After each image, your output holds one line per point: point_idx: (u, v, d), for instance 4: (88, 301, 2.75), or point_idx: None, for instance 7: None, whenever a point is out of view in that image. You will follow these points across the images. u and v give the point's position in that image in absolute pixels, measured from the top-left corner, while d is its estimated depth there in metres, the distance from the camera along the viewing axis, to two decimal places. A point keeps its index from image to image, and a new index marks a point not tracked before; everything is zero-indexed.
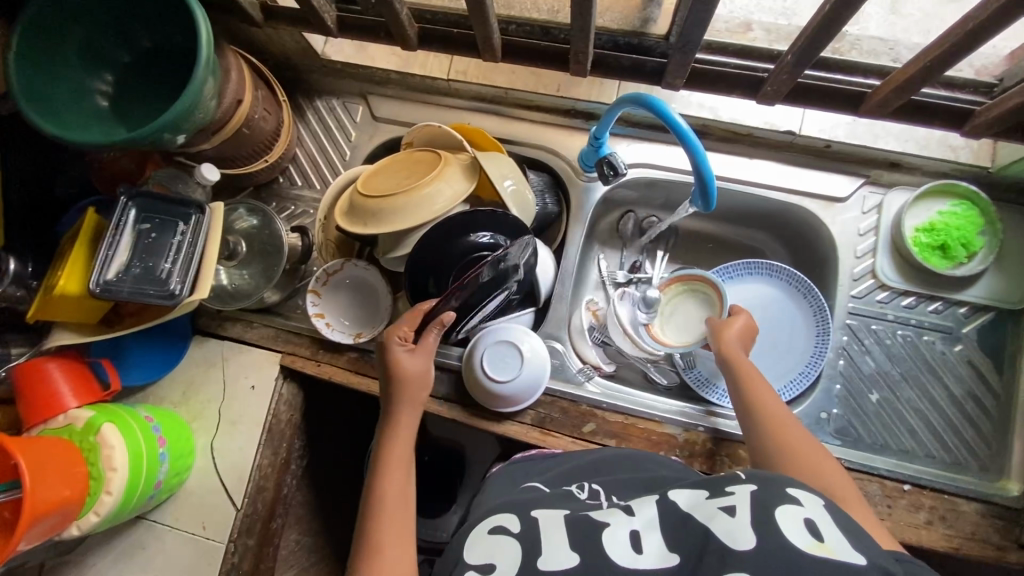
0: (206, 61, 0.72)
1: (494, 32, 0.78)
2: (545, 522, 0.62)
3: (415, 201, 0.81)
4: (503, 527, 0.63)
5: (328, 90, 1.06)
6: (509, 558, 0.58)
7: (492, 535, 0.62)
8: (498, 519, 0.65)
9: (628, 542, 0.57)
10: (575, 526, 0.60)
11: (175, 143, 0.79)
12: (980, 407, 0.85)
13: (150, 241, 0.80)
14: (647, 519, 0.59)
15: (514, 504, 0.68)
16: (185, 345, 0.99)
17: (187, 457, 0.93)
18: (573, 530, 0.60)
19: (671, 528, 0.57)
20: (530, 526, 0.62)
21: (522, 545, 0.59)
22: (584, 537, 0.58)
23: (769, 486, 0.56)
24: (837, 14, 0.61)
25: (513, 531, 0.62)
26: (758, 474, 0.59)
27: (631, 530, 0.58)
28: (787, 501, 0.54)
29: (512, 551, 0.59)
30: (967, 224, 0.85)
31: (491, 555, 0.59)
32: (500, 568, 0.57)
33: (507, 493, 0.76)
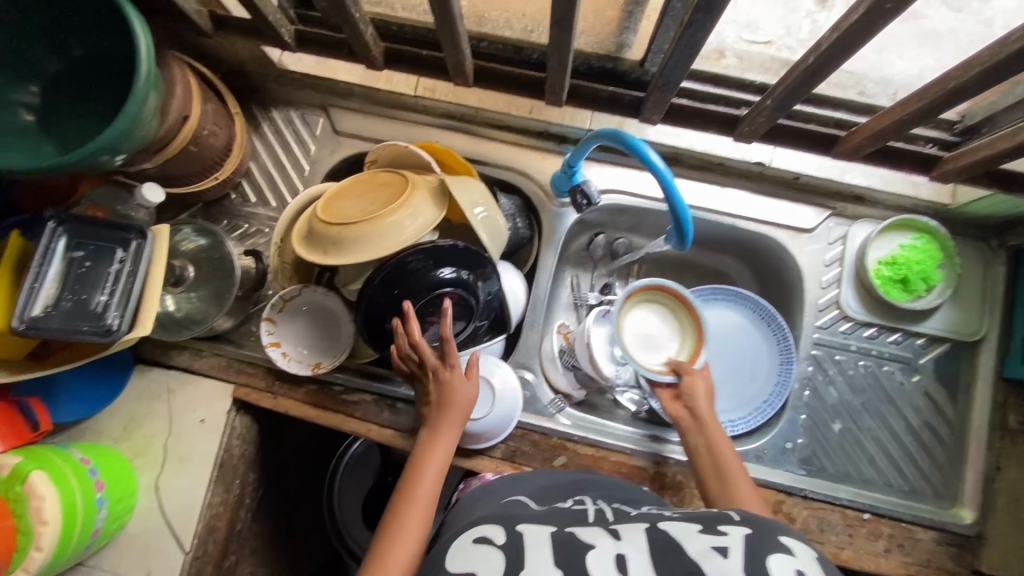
0: (146, 75, 0.65)
1: (466, 58, 0.74)
2: (531, 537, 0.57)
3: (378, 230, 0.77)
4: (488, 538, 0.58)
5: (285, 100, 0.99)
6: (491, 568, 0.54)
7: (475, 546, 0.58)
8: (484, 529, 0.60)
9: (612, 566, 0.53)
10: (562, 543, 0.56)
11: (113, 164, 0.72)
12: (935, 434, 0.88)
13: (83, 271, 0.73)
14: (636, 544, 0.55)
15: (501, 515, 0.63)
16: (126, 376, 0.91)
17: (129, 498, 0.86)
18: (559, 547, 0.56)
19: (659, 553, 0.53)
20: (515, 538, 0.58)
21: (505, 558, 0.55)
22: (568, 554, 0.54)
23: (763, 535, 0.54)
24: (817, 66, 0.61)
25: (499, 541, 0.57)
26: (751, 518, 0.58)
27: (616, 553, 0.54)
28: (778, 548, 0.52)
29: (496, 561, 0.55)
30: (927, 259, 0.88)
31: (474, 564, 0.55)
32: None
33: (487, 504, 0.71)
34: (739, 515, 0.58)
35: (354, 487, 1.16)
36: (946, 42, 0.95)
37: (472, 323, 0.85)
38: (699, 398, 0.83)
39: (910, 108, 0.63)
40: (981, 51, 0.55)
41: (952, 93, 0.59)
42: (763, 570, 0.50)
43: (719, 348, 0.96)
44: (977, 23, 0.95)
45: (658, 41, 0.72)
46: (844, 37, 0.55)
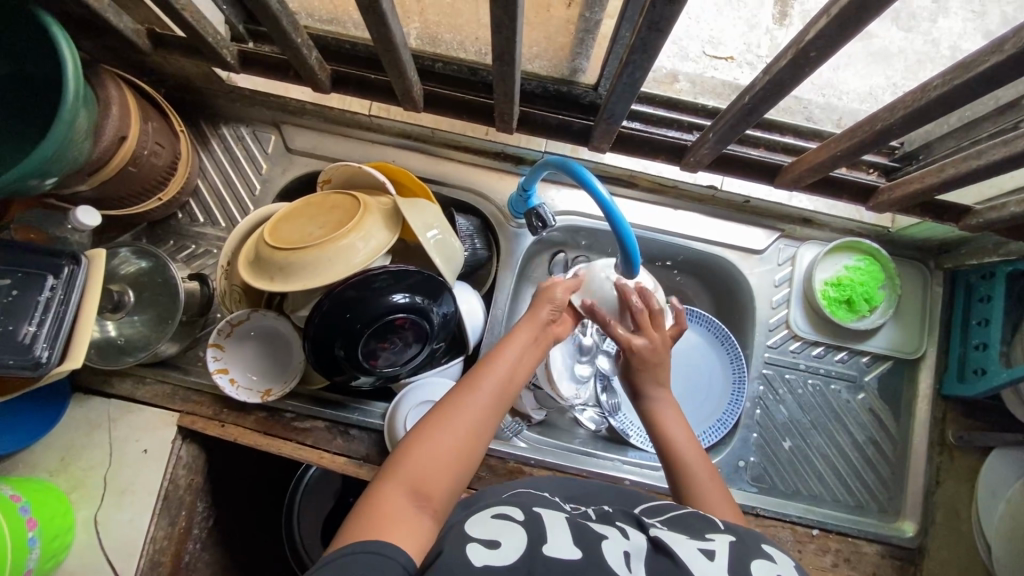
0: (74, 94, 0.62)
1: (414, 84, 0.73)
2: (549, 518, 0.58)
3: (326, 256, 0.75)
4: (508, 512, 0.59)
5: (236, 117, 0.97)
6: (514, 540, 0.54)
7: (494, 517, 0.57)
8: (504, 506, 0.60)
9: (618, 560, 0.53)
10: (576, 529, 0.57)
11: (43, 187, 0.69)
12: (880, 451, 0.91)
13: (10, 300, 0.69)
14: (637, 545, 0.56)
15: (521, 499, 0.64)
16: (63, 405, 0.87)
17: (65, 535, 0.81)
18: (576, 533, 0.57)
19: (656, 554, 0.54)
20: (536, 517, 0.58)
21: (526, 532, 0.55)
22: (585, 539, 0.55)
23: (749, 542, 0.57)
24: (752, 106, 0.62)
25: (520, 518, 0.58)
26: (737, 527, 0.60)
27: (621, 550, 0.55)
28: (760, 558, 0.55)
29: (518, 534, 0.55)
30: (870, 280, 0.91)
31: (497, 533, 0.55)
32: (502, 548, 0.53)
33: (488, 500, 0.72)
34: (725, 524, 0.61)
35: (315, 510, 1.14)
36: (897, 60, 1.00)
37: (427, 347, 0.84)
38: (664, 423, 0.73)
39: (843, 144, 0.65)
40: (904, 95, 0.57)
41: (880, 133, 0.60)
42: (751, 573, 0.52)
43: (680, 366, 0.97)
44: (924, 43, 0.99)
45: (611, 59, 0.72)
46: (774, 81, 0.56)
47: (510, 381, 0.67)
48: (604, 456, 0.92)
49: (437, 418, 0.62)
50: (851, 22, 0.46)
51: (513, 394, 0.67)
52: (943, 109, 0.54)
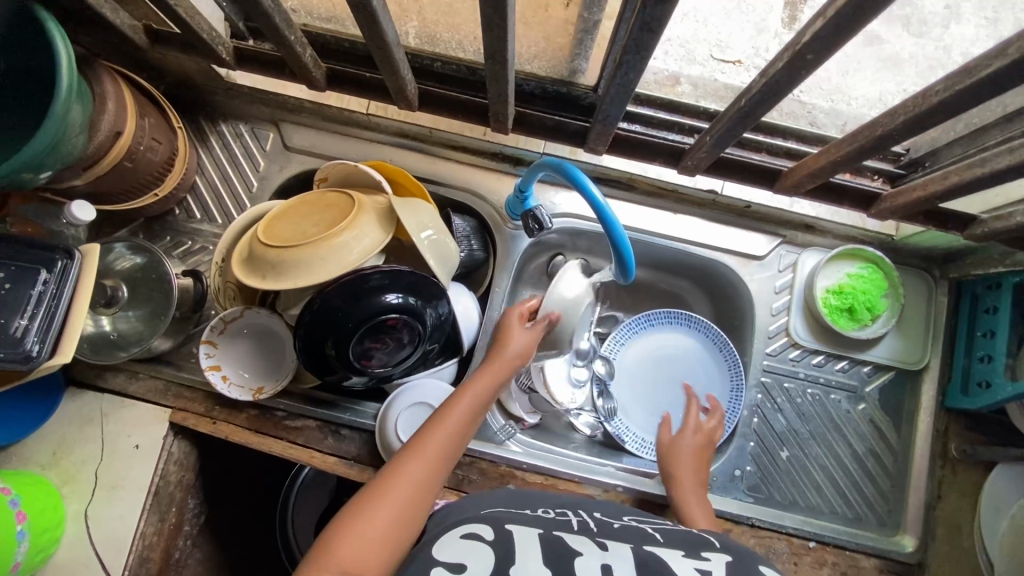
0: (67, 88, 0.62)
1: (409, 82, 0.72)
2: (521, 537, 0.60)
3: (318, 254, 0.75)
4: (477, 534, 0.61)
5: (234, 114, 0.97)
6: (481, 561, 0.56)
7: (463, 540, 0.60)
8: (474, 525, 0.62)
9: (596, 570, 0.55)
10: (549, 544, 0.59)
11: (36, 182, 0.69)
12: (879, 463, 0.89)
13: (3, 293, 0.69)
14: (617, 557, 0.58)
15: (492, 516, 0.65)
16: (55, 399, 0.87)
17: (55, 528, 0.82)
18: (547, 548, 0.58)
19: (644, 566, 0.57)
20: (505, 537, 0.60)
21: (494, 553, 0.57)
22: (555, 554, 0.57)
23: (746, 561, 0.60)
24: (750, 108, 0.60)
25: (489, 538, 0.60)
26: (734, 545, 0.63)
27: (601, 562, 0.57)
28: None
29: (486, 555, 0.57)
30: (874, 289, 0.89)
31: (463, 556, 0.57)
32: (469, 570, 0.55)
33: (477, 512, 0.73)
34: (721, 543, 0.64)
35: (308, 510, 1.13)
36: (908, 65, 0.98)
37: (420, 348, 0.84)
38: (681, 482, 0.82)
39: (842, 151, 0.64)
40: (904, 100, 0.56)
41: (881, 139, 0.58)
42: None
43: (679, 372, 0.99)
44: (936, 48, 0.98)
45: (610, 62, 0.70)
46: (770, 85, 0.55)
47: (456, 443, 0.69)
48: (601, 462, 0.91)
49: (382, 488, 0.62)
50: (848, 25, 0.45)
51: (458, 455, 0.70)
52: (942, 117, 0.53)
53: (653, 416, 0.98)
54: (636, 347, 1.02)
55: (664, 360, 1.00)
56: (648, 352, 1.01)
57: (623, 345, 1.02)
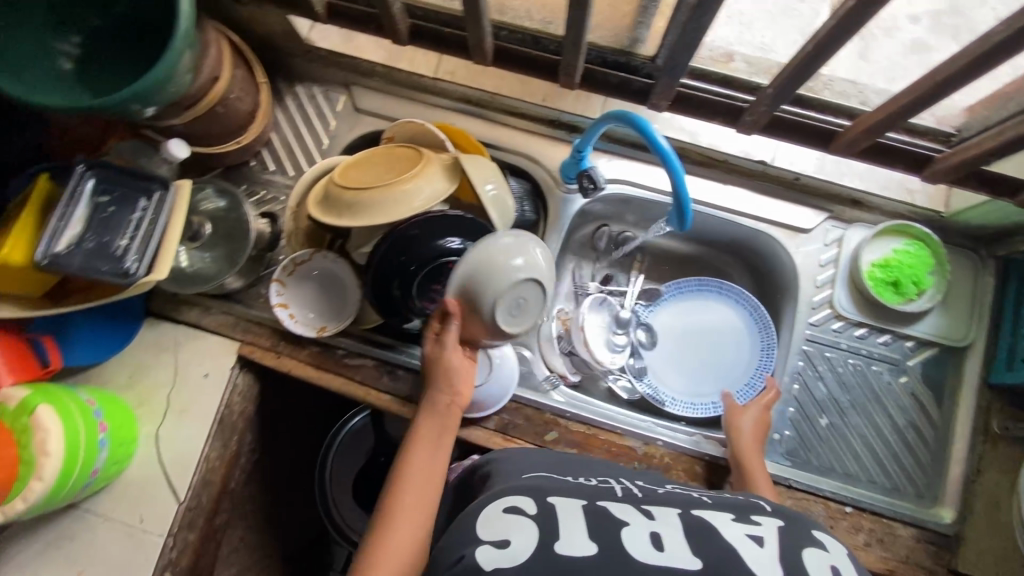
0: (185, 30, 0.70)
1: (488, 35, 0.77)
2: (564, 509, 0.59)
3: (388, 197, 0.80)
4: (518, 508, 0.60)
5: (309, 76, 1.03)
6: (526, 538, 0.56)
7: (506, 515, 0.59)
8: (515, 499, 0.62)
9: (648, 542, 0.55)
10: (593, 515, 0.59)
11: (143, 115, 0.76)
12: (919, 436, 0.90)
13: (107, 214, 0.76)
14: (666, 523, 0.58)
15: (529, 486, 0.65)
16: (135, 327, 0.94)
17: (129, 443, 0.88)
18: (593, 520, 0.58)
19: (693, 535, 0.56)
20: (546, 509, 0.59)
21: (538, 528, 0.57)
22: (602, 528, 0.57)
23: (797, 527, 0.59)
24: (821, 48, 0.68)
25: (531, 512, 0.59)
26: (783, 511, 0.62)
27: (651, 530, 0.57)
28: (808, 545, 0.56)
29: (530, 531, 0.56)
30: (919, 264, 0.91)
31: (506, 533, 0.56)
32: (514, 546, 0.55)
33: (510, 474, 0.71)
34: (772, 506, 0.64)
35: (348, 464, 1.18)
36: None
37: None
38: (755, 476, 0.81)
39: (906, 97, 0.71)
40: None
41: (940, 85, 0.67)
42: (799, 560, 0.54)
43: (711, 338, 1.03)
44: None
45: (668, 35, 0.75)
46: (843, 21, 0.64)
47: (429, 480, 0.74)
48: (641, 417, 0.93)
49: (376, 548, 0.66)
50: None
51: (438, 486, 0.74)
52: None
53: (681, 377, 1.01)
54: (673, 312, 1.05)
55: (698, 326, 1.03)
56: (683, 316, 1.04)
57: (660, 309, 1.05)
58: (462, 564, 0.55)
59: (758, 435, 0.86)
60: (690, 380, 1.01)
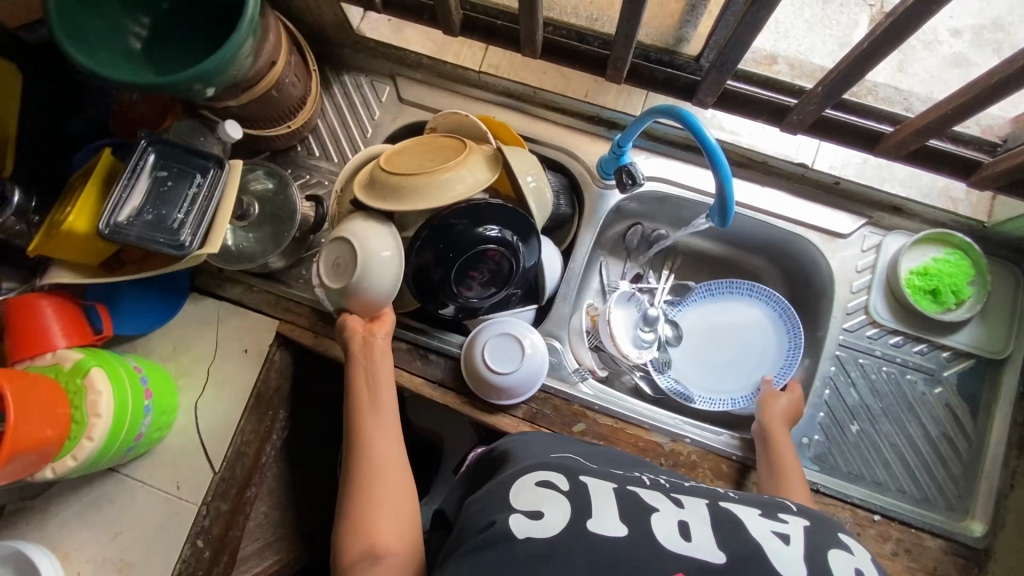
0: (251, 19, 0.73)
1: (539, 29, 0.79)
2: (595, 488, 0.59)
3: (430, 184, 0.82)
4: (550, 484, 0.60)
5: (357, 66, 1.07)
6: (558, 510, 0.55)
7: (537, 487, 0.59)
8: (548, 475, 0.62)
9: (674, 526, 0.55)
10: (624, 500, 0.58)
11: (204, 95, 0.79)
12: (952, 447, 0.89)
13: (165, 189, 0.80)
14: (697, 515, 0.57)
15: (560, 465, 0.65)
16: (181, 301, 0.98)
17: (170, 412, 0.92)
18: (624, 504, 0.57)
19: (719, 528, 0.55)
20: (579, 487, 0.59)
21: (569, 504, 0.56)
22: (632, 511, 0.56)
23: (823, 528, 0.58)
24: (873, 50, 0.67)
25: (564, 488, 0.59)
26: (810, 510, 0.60)
27: (680, 519, 0.56)
28: (834, 545, 0.55)
29: (562, 505, 0.56)
30: (959, 273, 0.90)
31: (539, 504, 0.56)
32: (547, 518, 0.54)
33: (537, 454, 0.71)
34: (797, 506, 0.61)
35: None
36: None
37: (506, 289, 0.91)
38: (783, 458, 0.81)
39: (956, 103, 0.71)
40: None
41: (996, 88, 0.66)
42: (824, 559, 0.52)
43: (737, 335, 1.03)
44: None
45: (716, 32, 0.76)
46: (896, 24, 0.63)
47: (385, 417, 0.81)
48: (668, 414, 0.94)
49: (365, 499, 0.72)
50: None
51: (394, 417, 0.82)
52: None
53: (704, 372, 1.02)
54: (701, 309, 1.05)
55: (724, 322, 1.04)
56: (709, 312, 1.05)
57: (688, 309, 1.06)
58: (493, 526, 0.54)
59: (788, 420, 0.87)
60: (715, 375, 1.02)
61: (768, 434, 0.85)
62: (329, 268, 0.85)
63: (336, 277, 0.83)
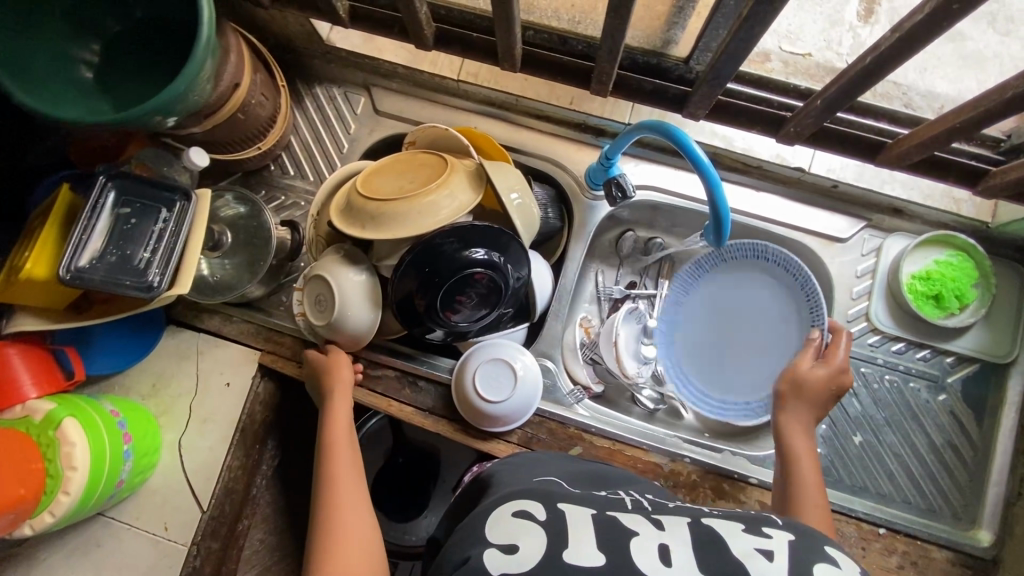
0: (206, 41, 0.67)
1: (517, 40, 0.75)
2: (574, 517, 0.54)
3: (414, 209, 0.78)
4: (526, 513, 0.55)
5: (329, 77, 1.01)
6: (533, 544, 0.51)
7: (512, 518, 0.54)
8: (523, 503, 0.57)
9: (655, 555, 0.50)
10: (602, 525, 0.53)
11: (166, 125, 0.73)
12: (957, 455, 0.87)
13: (129, 227, 0.75)
14: (678, 536, 0.52)
15: (537, 490, 0.60)
16: (158, 334, 0.94)
17: (152, 453, 0.88)
18: (602, 531, 0.52)
19: (703, 546, 0.51)
20: (557, 517, 0.54)
21: (546, 537, 0.51)
22: (611, 538, 0.51)
23: (808, 541, 0.51)
24: (876, 66, 0.63)
25: (539, 517, 0.54)
26: (796, 523, 0.54)
27: (659, 542, 0.51)
28: (821, 558, 0.49)
29: (538, 537, 0.52)
30: (963, 276, 0.86)
31: (513, 537, 0.52)
32: (522, 551, 0.50)
33: (517, 482, 0.66)
34: (783, 520, 0.55)
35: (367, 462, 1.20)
36: (991, 64, 0.96)
37: (497, 310, 0.87)
38: (799, 450, 0.74)
39: (965, 116, 0.66)
40: None
41: (1010, 102, 0.62)
42: None
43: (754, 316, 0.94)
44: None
45: (705, 38, 0.71)
46: (904, 39, 0.59)
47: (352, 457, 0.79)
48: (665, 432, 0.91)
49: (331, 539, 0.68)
50: None
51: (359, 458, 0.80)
52: None
53: (714, 362, 0.95)
54: (703, 290, 0.97)
55: (735, 302, 0.96)
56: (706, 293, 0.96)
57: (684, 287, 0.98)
58: (467, 565, 0.50)
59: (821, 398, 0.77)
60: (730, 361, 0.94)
61: (786, 416, 0.76)
62: (310, 304, 0.84)
63: (319, 313, 0.84)
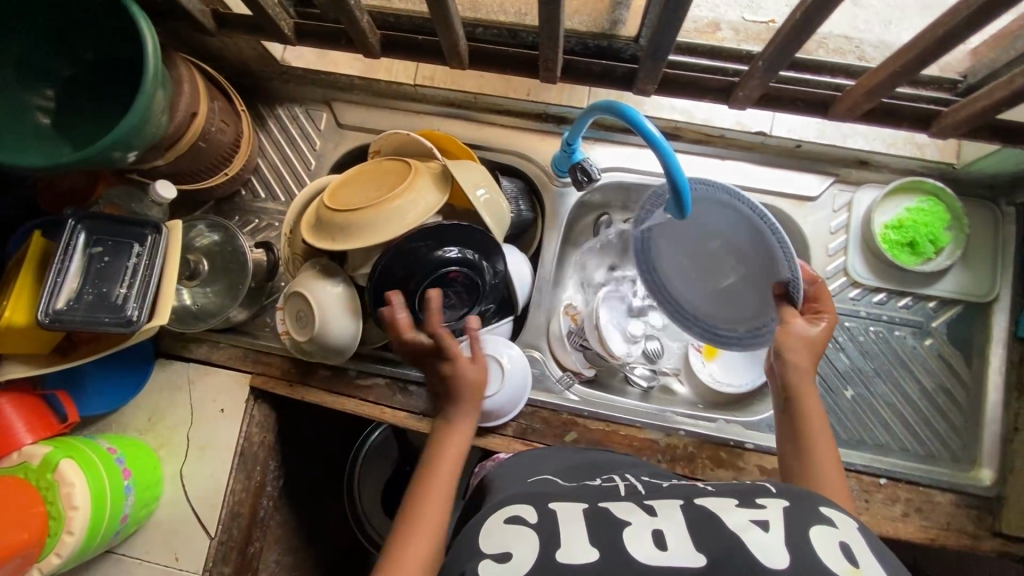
0: (153, 72, 0.68)
1: (460, 38, 0.76)
2: (564, 514, 0.55)
3: (381, 215, 0.78)
4: (517, 517, 0.56)
5: (289, 97, 1.02)
6: (527, 546, 0.51)
7: (505, 526, 0.55)
8: (514, 509, 0.57)
9: (649, 541, 0.50)
10: (591, 516, 0.54)
11: (127, 162, 0.74)
12: (951, 400, 0.87)
13: (103, 265, 0.76)
14: (670, 518, 0.52)
15: (529, 492, 0.60)
16: (148, 369, 0.95)
17: (154, 486, 0.89)
18: (592, 523, 0.52)
19: (696, 526, 0.51)
20: (548, 514, 0.55)
21: (536, 535, 0.52)
22: (601, 528, 0.52)
23: (804, 506, 0.51)
24: (806, 21, 0.64)
25: (530, 521, 0.54)
26: (790, 490, 0.53)
27: (653, 529, 0.51)
28: (817, 520, 0.49)
29: (529, 540, 0.52)
30: (935, 221, 0.87)
31: (505, 543, 0.52)
32: (514, 559, 0.50)
33: (515, 484, 0.66)
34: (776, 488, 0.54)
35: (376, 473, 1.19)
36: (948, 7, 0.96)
37: (478, 306, 0.88)
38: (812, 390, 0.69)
39: (904, 61, 0.67)
40: None
41: (942, 40, 0.63)
42: (807, 544, 0.46)
43: (737, 263, 0.76)
44: None
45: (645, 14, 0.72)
46: None
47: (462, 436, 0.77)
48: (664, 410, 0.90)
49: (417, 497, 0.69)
50: None
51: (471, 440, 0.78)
52: None
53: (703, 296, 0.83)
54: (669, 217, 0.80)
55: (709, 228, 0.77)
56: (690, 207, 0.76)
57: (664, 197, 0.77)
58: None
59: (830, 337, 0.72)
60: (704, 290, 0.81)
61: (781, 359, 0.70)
62: (292, 319, 0.86)
63: (301, 327, 0.85)
